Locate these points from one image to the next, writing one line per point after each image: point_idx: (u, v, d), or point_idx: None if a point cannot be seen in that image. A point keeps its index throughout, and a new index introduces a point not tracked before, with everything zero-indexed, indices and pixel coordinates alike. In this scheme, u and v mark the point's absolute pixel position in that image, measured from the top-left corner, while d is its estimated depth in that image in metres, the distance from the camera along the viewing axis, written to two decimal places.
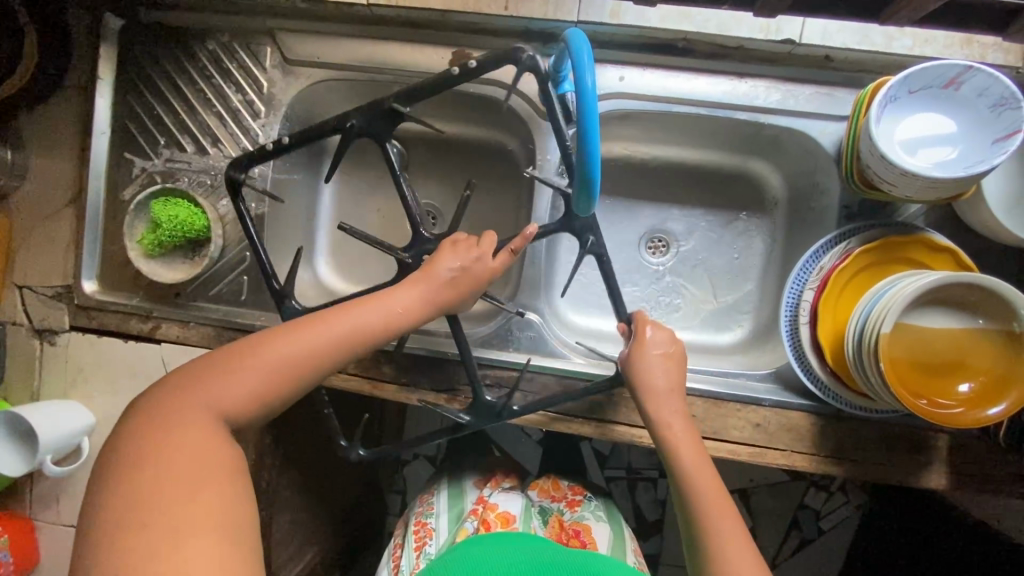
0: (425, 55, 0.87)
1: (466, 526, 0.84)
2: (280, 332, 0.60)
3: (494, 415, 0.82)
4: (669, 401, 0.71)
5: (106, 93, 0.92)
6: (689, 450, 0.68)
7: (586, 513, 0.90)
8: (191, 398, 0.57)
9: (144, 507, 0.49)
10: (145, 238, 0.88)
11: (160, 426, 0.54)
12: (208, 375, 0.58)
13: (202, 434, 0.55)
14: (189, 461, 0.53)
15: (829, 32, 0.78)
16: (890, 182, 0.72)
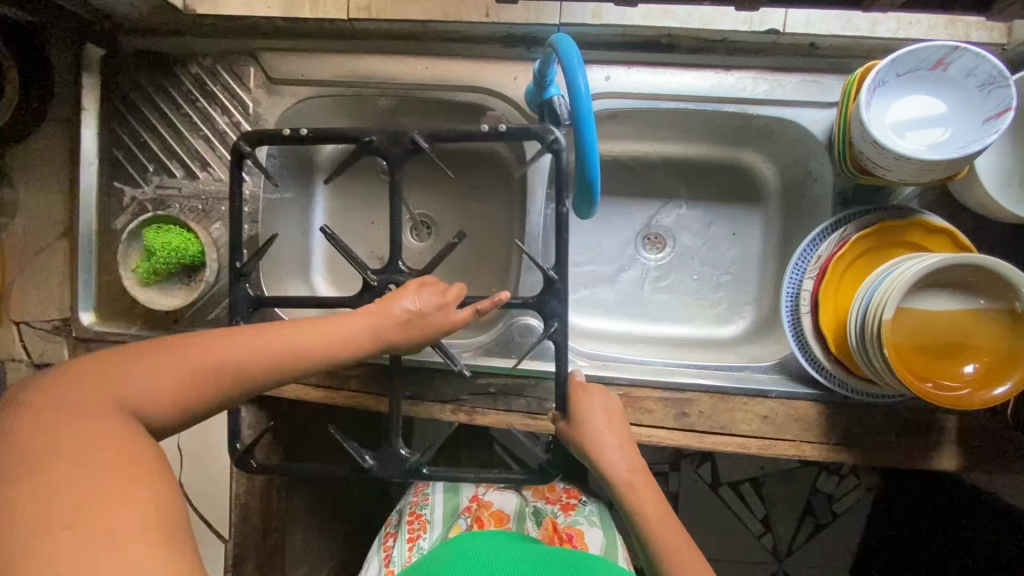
0: (410, 66, 0.87)
1: (461, 522, 0.88)
2: (216, 335, 0.56)
3: (405, 470, 0.81)
4: (622, 469, 0.74)
5: (91, 123, 0.91)
6: (654, 510, 0.72)
7: (580, 518, 0.89)
8: (103, 388, 0.48)
9: (37, 506, 0.39)
10: (141, 266, 0.87)
11: (51, 416, 0.45)
12: (130, 364, 0.51)
13: (111, 424, 0.46)
14: (105, 451, 0.43)
15: (812, 21, 0.77)
16: (884, 166, 0.71)
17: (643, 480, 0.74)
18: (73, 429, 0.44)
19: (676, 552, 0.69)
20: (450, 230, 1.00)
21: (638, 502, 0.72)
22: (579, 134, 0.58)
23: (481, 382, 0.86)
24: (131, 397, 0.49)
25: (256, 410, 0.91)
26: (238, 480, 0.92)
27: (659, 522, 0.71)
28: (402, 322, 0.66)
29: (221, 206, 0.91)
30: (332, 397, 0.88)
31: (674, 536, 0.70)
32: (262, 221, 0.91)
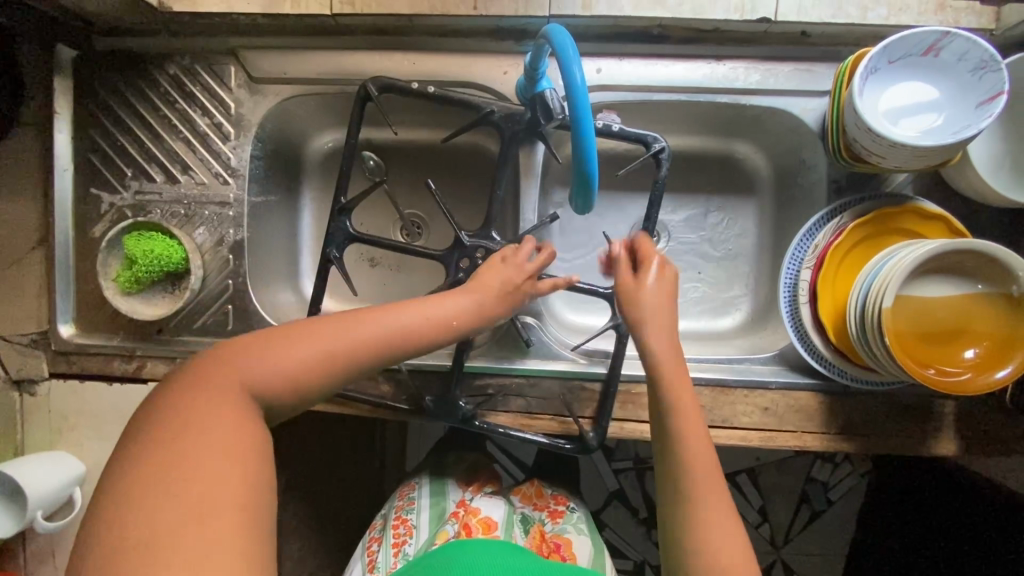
0: (395, 62, 0.85)
1: (448, 529, 0.82)
2: (327, 321, 0.56)
3: (459, 419, 0.82)
4: (670, 388, 0.62)
5: (65, 128, 0.88)
6: (687, 432, 0.61)
7: (568, 526, 0.88)
8: (241, 364, 0.53)
9: (162, 476, 0.46)
10: (121, 275, 0.84)
11: (190, 398, 0.51)
12: (267, 343, 0.54)
13: (239, 411, 0.51)
14: (221, 430, 0.49)
15: (803, 9, 0.76)
16: (878, 153, 0.71)
17: (687, 398, 0.62)
18: (201, 415, 0.49)
19: (695, 482, 0.59)
20: (441, 229, 0.98)
21: (675, 422, 0.61)
22: (574, 130, 0.55)
23: (478, 383, 0.85)
24: (262, 378, 0.53)
25: None
26: None
27: (690, 445, 0.60)
28: (496, 295, 0.67)
29: (204, 211, 0.88)
30: (326, 405, 0.86)
31: (704, 466, 0.59)
32: (248, 225, 0.89)
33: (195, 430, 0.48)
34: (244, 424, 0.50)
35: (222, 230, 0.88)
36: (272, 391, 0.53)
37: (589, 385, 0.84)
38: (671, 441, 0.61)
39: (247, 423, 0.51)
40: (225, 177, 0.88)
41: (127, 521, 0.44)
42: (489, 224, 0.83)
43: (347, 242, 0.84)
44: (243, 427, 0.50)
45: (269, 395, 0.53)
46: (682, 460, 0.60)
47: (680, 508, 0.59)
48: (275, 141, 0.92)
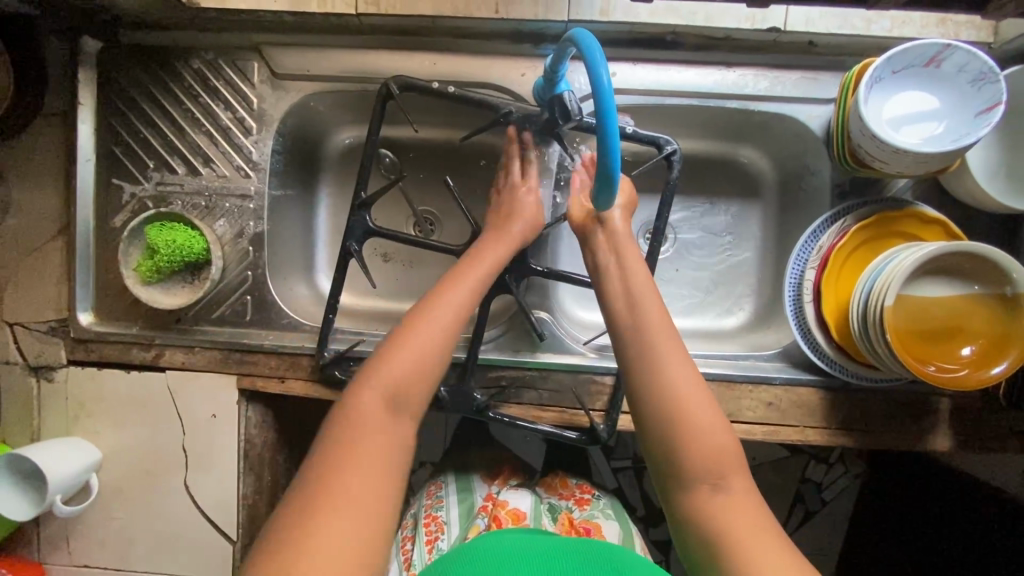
0: (415, 62, 0.87)
1: (479, 523, 0.90)
2: (421, 306, 0.63)
3: (473, 410, 0.84)
4: (646, 294, 0.65)
5: (88, 119, 0.89)
6: (662, 335, 0.62)
7: (595, 511, 0.94)
8: (377, 375, 0.58)
9: (339, 491, 0.51)
10: (142, 264, 0.86)
11: (344, 433, 0.55)
12: (392, 348, 0.59)
13: (386, 417, 0.56)
14: (376, 438, 0.55)
15: (811, 19, 0.79)
16: (881, 159, 0.74)
17: (655, 303, 0.64)
18: (361, 433, 0.55)
19: (678, 379, 0.59)
20: (454, 226, 1.00)
21: (649, 325, 0.62)
22: (600, 126, 0.55)
23: (492, 375, 0.87)
24: (401, 382, 0.58)
25: (262, 410, 0.93)
26: (246, 479, 0.91)
27: (666, 344, 0.61)
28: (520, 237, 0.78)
29: (225, 203, 0.90)
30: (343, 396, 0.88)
31: (682, 362, 0.60)
32: (268, 218, 0.91)
33: (360, 449, 0.54)
34: (392, 426, 0.56)
35: (242, 223, 0.90)
36: (412, 387, 0.58)
37: (599, 378, 0.86)
38: (650, 343, 0.61)
39: (394, 425, 0.56)
40: (247, 170, 0.90)
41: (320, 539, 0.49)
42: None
43: (366, 236, 0.86)
44: (392, 429, 0.56)
45: (409, 391, 0.58)
46: (660, 359, 0.60)
47: (667, 408, 0.58)
48: (295, 136, 0.94)
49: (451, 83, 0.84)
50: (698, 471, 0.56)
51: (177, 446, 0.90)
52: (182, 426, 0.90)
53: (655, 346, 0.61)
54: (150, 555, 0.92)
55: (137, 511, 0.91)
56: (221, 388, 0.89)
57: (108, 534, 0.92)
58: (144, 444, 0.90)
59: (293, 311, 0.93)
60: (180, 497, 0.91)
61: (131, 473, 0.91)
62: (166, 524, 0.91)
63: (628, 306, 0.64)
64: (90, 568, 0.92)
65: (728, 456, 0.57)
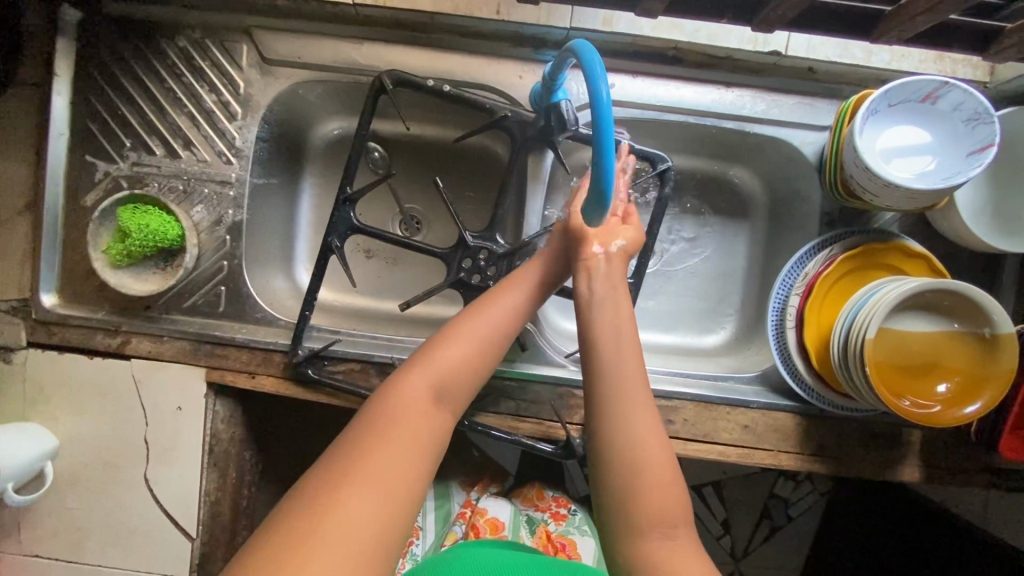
0: (409, 57, 0.84)
1: (456, 530, 0.95)
2: (481, 302, 0.63)
3: None
4: (626, 329, 0.62)
5: (64, 91, 0.85)
6: (635, 382, 0.58)
7: (572, 528, 0.95)
8: (431, 359, 0.57)
9: (365, 459, 0.49)
10: (112, 248, 0.82)
11: (388, 411, 0.53)
12: (447, 335, 0.59)
13: (429, 399, 0.55)
14: (417, 416, 0.53)
15: (812, 46, 0.80)
16: (872, 192, 0.74)
17: (632, 342, 0.61)
18: (404, 406, 0.53)
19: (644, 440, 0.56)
20: (439, 227, 0.98)
21: (624, 372, 0.59)
22: (596, 144, 0.54)
23: None
24: (449, 371, 0.57)
25: (231, 405, 0.91)
26: (209, 475, 0.88)
27: (635, 386, 0.58)
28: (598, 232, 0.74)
29: (203, 188, 0.86)
30: (315, 395, 0.85)
31: (647, 410, 0.57)
32: (247, 207, 0.88)
33: (399, 422, 0.52)
34: (433, 410, 0.54)
35: (220, 210, 0.87)
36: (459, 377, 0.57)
37: (578, 392, 0.86)
38: (620, 383, 0.58)
39: (435, 410, 0.54)
40: (228, 156, 0.86)
41: (332, 501, 0.46)
42: (493, 226, 0.86)
43: (349, 234, 0.84)
44: (433, 413, 0.54)
45: (453, 383, 0.57)
46: (626, 406, 0.57)
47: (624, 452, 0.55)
48: (281, 124, 0.91)
49: (447, 82, 0.82)
50: (649, 518, 0.54)
51: (139, 438, 0.87)
52: (145, 417, 0.87)
53: (626, 403, 0.57)
54: (102, 549, 0.89)
55: (91, 502, 0.88)
56: (188, 381, 0.86)
57: (61, 524, 0.88)
58: (104, 433, 0.87)
59: (273, 307, 0.91)
60: (138, 491, 0.88)
61: (89, 463, 0.88)
62: (122, 517, 0.88)
63: (603, 338, 0.61)
64: (41, 558, 0.89)
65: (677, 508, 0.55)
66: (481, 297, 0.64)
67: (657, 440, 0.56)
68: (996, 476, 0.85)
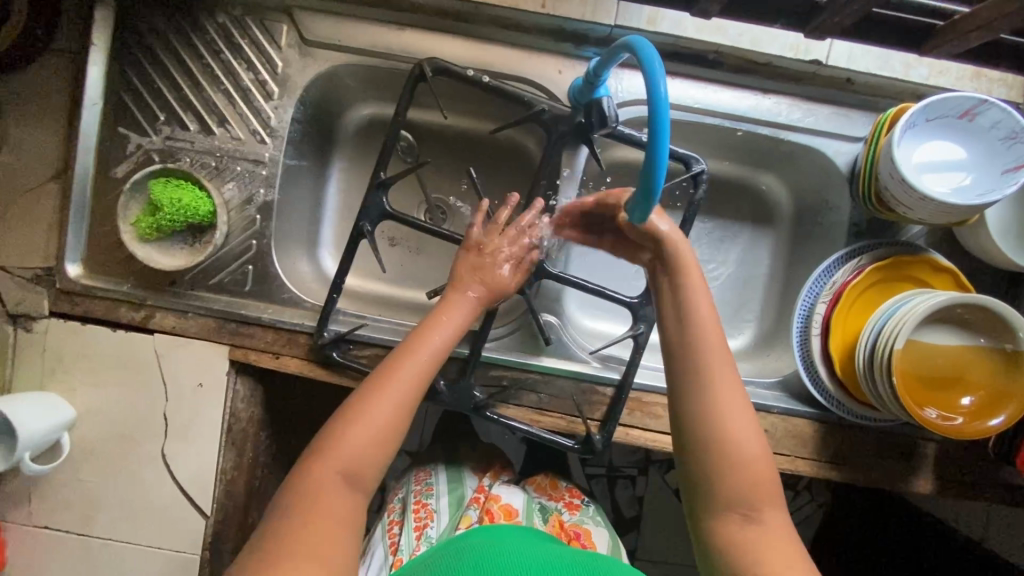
0: (449, 46, 0.84)
1: (471, 513, 0.91)
2: (378, 377, 0.63)
3: (471, 407, 0.83)
4: (700, 313, 0.64)
5: (99, 61, 0.85)
6: (718, 366, 0.62)
7: (585, 517, 0.95)
8: (327, 450, 0.58)
9: (277, 568, 0.52)
10: (142, 220, 0.82)
11: (300, 511, 0.56)
12: (344, 421, 0.60)
13: (333, 493, 0.57)
14: (325, 512, 0.56)
15: (853, 56, 0.80)
16: (906, 205, 0.75)
17: (714, 332, 0.63)
18: (310, 505, 0.56)
19: (735, 427, 0.59)
20: (464, 218, 0.98)
21: (706, 358, 0.62)
22: (652, 137, 0.54)
23: (493, 374, 0.86)
24: (348, 463, 0.58)
25: (251, 384, 0.90)
26: (227, 454, 0.87)
27: (715, 370, 0.62)
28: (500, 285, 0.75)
29: (236, 166, 0.86)
30: (339, 378, 0.85)
31: (731, 393, 0.61)
32: (279, 187, 0.87)
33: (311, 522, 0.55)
34: (340, 499, 0.57)
35: (251, 189, 0.86)
36: (363, 460, 0.59)
37: (601, 389, 0.86)
38: (700, 368, 0.62)
39: (342, 498, 0.57)
40: (262, 136, 0.86)
41: None
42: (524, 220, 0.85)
43: (381, 219, 0.84)
44: (340, 502, 0.57)
45: (357, 469, 0.58)
46: (711, 389, 0.61)
47: (711, 436, 0.59)
48: (315, 107, 0.91)
49: (487, 73, 0.82)
50: (729, 503, 0.59)
51: (158, 414, 0.87)
52: (166, 393, 0.86)
53: (712, 390, 0.61)
54: (114, 524, 0.88)
55: (106, 475, 0.87)
56: (211, 358, 0.85)
57: (74, 497, 0.88)
58: (123, 407, 0.87)
59: (300, 290, 0.91)
60: (154, 467, 0.88)
61: (105, 436, 0.87)
62: (136, 492, 0.88)
63: (678, 325, 0.64)
64: (50, 530, 0.88)
65: (766, 487, 0.59)
66: (376, 369, 0.64)
67: (748, 429, 0.60)
68: (1008, 492, 0.87)
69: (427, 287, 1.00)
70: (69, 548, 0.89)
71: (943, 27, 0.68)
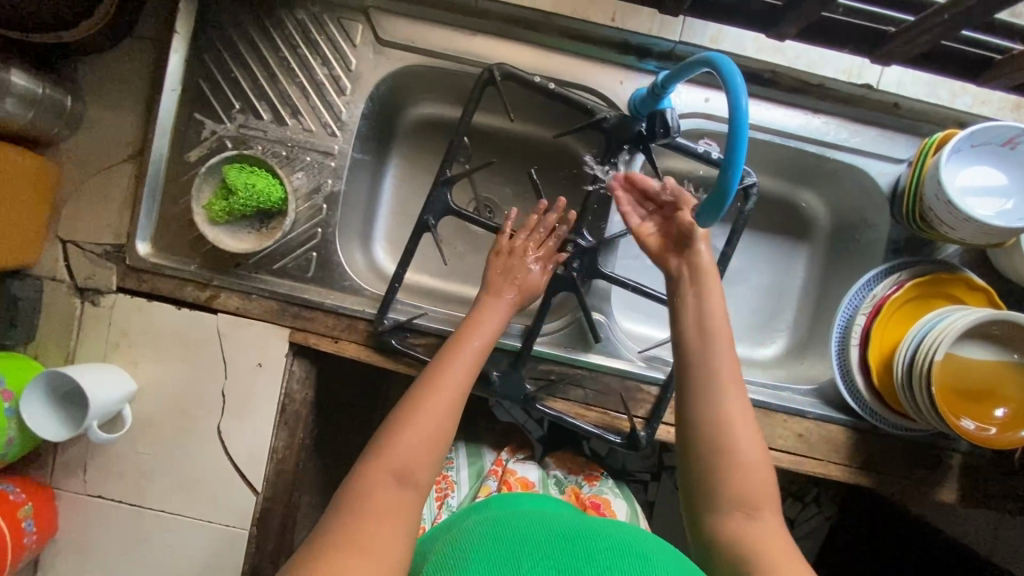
0: (518, 52, 0.88)
1: (489, 484, 0.99)
2: (427, 382, 0.66)
3: (521, 398, 0.86)
4: (715, 326, 0.69)
5: (180, 49, 0.88)
6: (729, 371, 0.66)
7: (604, 488, 1.01)
8: (382, 450, 0.60)
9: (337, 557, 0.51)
10: (215, 204, 0.85)
11: (356, 509, 0.56)
12: (398, 424, 0.62)
13: (387, 490, 0.58)
14: (381, 508, 0.56)
15: (902, 82, 0.86)
16: (949, 224, 0.79)
17: (724, 341, 0.68)
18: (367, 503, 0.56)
19: (740, 430, 0.63)
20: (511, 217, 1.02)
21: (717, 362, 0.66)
22: (728, 155, 0.59)
23: (542, 368, 0.89)
24: (402, 461, 0.60)
25: (306, 367, 0.93)
26: (280, 433, 0.90)
27: (727, 375, 0.66)
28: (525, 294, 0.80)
29: (306, 156, 0.90)
30: (394, 364, 0.89)
31: (739, 399, 0.64)
32: (345, 178, 0.91)
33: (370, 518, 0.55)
34: (395, 496, 0.58)
35: (320, 179, 0.90)
36: (417, 458, 0.61)
37: (645, 387, 0.89)
38: (714, 371, 0.66)
39: (397, 493, 0.58)
40: (333, 129, 0.90)
41: None
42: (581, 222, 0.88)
43: (443, 214, 0.87)
44: (395, 498, 0.58)
45: (410, 467, 0.60)
46: (722, 392, 0.65)
47: (716, 435, 0.63)
48: (382, 104, 0.94)
49: (552, 79, 0.85)
50: (731, 497, 0.61)
51: (216, 391, 0.90)
52: (225, 371, 0.89)
53: (720, 392, 0.65)
54: (166, 496, 0.91)
55: (162, 448, 0.90)
56: (272, 339, 0.89)
57: (129, 468, 0.90)
58: (183, 382, 0.90)
59: (359, 279, 0.94)
60: (208, 442, 0.90)
61: (163, 411, 0.90)
62: (189, 466, 0.90)
63: (697, 335, 0.68)
64: (103, 500, 0.91)
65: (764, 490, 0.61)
66: (422, 374, 0.67)
67: (750, 432, 0.63)
68: None
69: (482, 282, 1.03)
70: (119, 518, 0.91)
71: (1001, 61, 0.74)
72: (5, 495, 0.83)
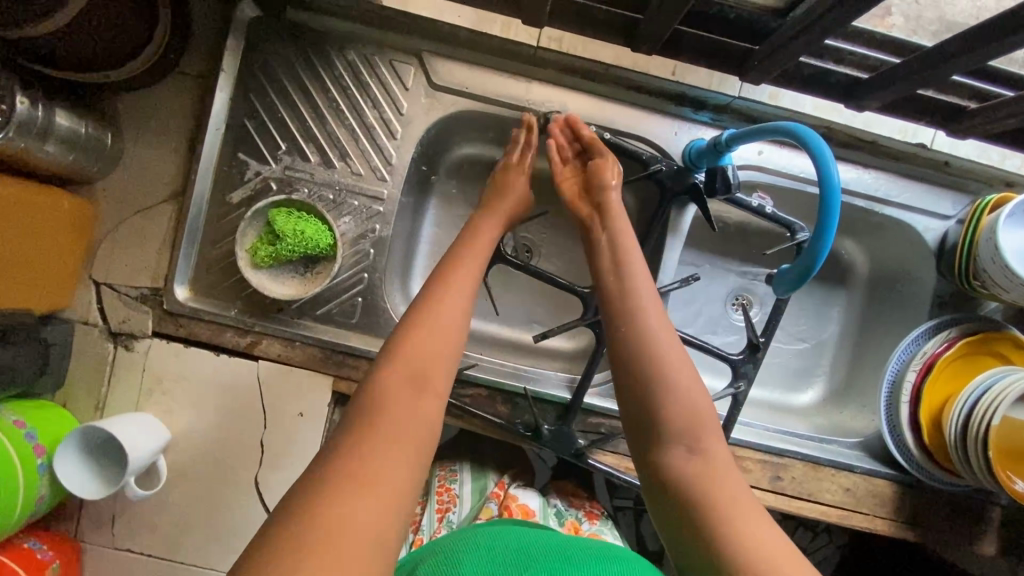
0: (573, 101, 0.87)
1: (490, 506, 0.92)
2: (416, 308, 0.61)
3: (570, 452, 0.85)
4: (631, 259, 0.66)
5: (226, 87, 0.85)
6: (649, 297, 0.62)
7: (604, 528, 0.95)
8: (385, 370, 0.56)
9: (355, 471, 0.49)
10: (260, 250, 0.82)
11: (366, 428, 0.52)
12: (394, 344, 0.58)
13: (395, 405, 0.54)
14: (396, 423, 0.53)
15: (956, 144, 0.88)
16: (1003, 286, 0.81)
17: (643, 276, 0.64)
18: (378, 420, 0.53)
19: (674, 362, 0.58)
20: (551, 260, 1.00)
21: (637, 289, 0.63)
22: (820, 225, 0.63)
23: (592, 421, 0.88)
24: (414, 375, 0.56)
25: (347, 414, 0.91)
26: None
27: (647, 306, 0.62)
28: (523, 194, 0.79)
29: (354, 201, 0.87)
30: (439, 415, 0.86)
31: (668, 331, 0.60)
32: (393, 224, 0.89)
33: (382, 436, 0.51)
34: (411, 408, 0.54)
35: (367, 224, 0.88)
36: (419, 369, 0.56)
37: None
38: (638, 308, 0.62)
39: (412, 407, 0.54)
40: (383, 173, 0.88)
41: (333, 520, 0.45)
42: None
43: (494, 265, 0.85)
44: (412, 412, 0.54)
45: (425, 379, 0.56)
46: (642, 316, 0.61)
47: (644, 357, 0.58)
48: (428, 145, 0.92)
49: (607, 129, 0.84)
50: (674, 427, 0.56)
51: (255, 440, 0.86)
52: (264, 420, 0.86)
53: (646, 320, 0.61)
54: (198, 549, 0.87)
55: (195, 500, 0.87)
56: (315, 387, 0.86)
57: (158, 520, 0.86)
58: (219, 432, 0.86)
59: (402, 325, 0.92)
60: (243, 493, 0.87)
61: (197, 461, 0.86)
62: (222, 517, 0.87)
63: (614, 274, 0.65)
64: (131, 554, 0.87)
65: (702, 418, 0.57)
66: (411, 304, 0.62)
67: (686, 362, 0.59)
68: None
69: (533, 326, 1.00)
70: (147, 572, 0.87)
71: None
72: (32, 554, 0.80)
